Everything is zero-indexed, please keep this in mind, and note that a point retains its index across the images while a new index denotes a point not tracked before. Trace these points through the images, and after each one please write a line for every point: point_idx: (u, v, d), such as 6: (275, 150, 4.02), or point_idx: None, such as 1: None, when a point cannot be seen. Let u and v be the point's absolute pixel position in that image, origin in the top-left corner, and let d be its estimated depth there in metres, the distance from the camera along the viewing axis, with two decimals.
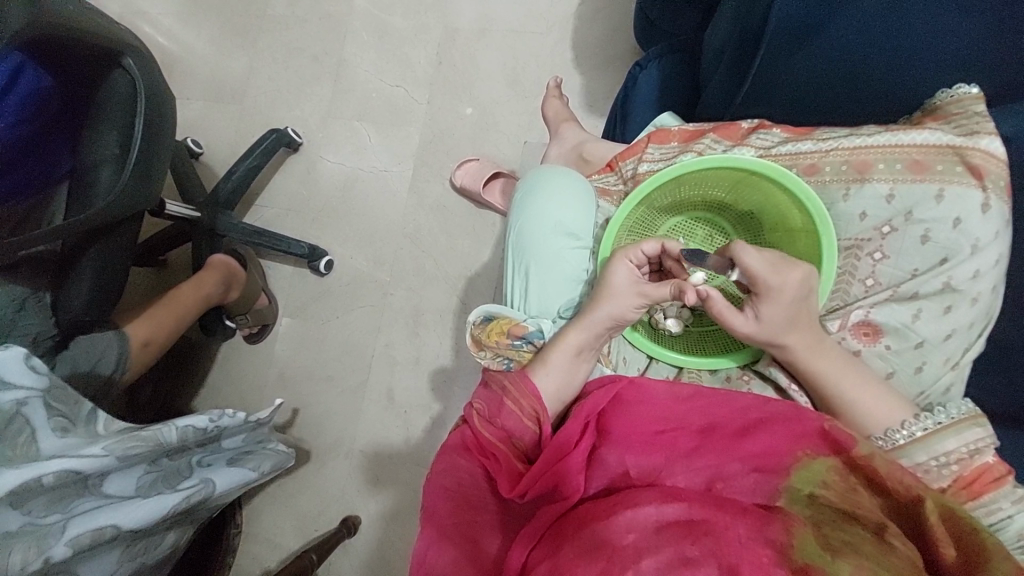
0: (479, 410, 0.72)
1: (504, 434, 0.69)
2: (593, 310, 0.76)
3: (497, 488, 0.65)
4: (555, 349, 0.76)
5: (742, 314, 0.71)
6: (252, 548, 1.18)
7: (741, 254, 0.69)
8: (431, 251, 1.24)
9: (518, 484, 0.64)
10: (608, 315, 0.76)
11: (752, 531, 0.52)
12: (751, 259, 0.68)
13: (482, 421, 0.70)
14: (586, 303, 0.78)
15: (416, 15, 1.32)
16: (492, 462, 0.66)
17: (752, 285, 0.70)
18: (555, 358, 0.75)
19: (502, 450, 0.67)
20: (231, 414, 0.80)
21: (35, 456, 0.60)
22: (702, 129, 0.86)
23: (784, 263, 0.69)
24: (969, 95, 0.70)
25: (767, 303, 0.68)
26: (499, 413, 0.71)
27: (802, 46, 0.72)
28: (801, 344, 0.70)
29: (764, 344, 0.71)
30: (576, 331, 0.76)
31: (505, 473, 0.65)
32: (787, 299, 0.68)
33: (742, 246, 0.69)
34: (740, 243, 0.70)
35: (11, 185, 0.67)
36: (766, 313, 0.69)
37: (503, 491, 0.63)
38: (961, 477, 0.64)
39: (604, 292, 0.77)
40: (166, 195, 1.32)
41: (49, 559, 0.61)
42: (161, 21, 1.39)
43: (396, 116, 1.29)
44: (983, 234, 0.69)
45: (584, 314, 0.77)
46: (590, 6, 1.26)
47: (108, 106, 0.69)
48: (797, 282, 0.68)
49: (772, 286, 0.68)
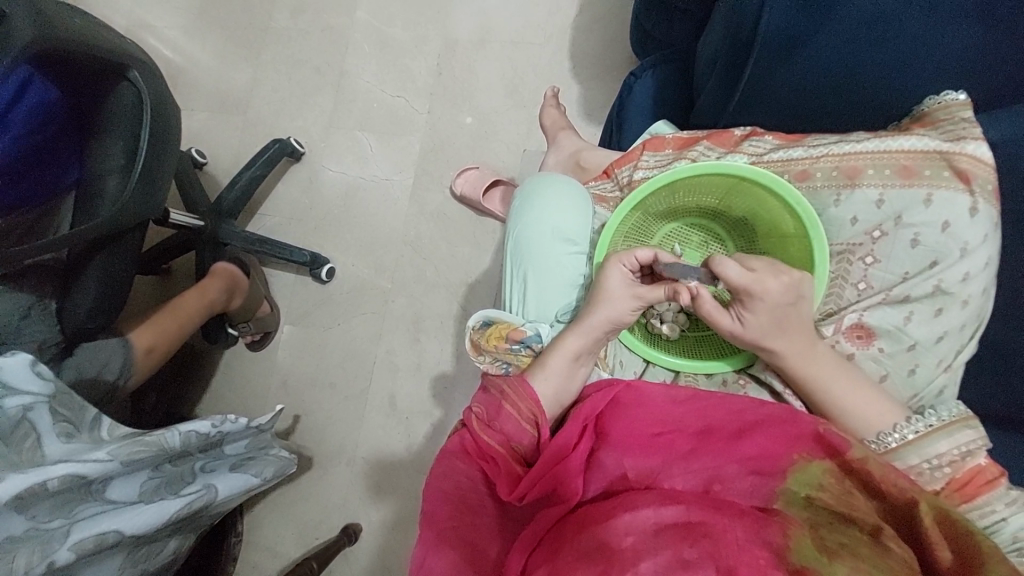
0: (478, 414, 0.73)
1: (505, 438, 0.70)
2: (591, 314, 0.78)
3: (496, 491, 0.66)
4: (555, 355, 0.77)
5: (729, 316, 0.73)
6: (253, 557, 1.19)
7: (720, 265, 0.71)
8: (431, 259, 1.25)
9: (517, 488, 0.64)
10: (605, 320, 0.77)
11: (749, 533, 0.53)
12: (731, 273, 0.70)
13: (481, 424, 0.72)
14: (584, 307, 0.79)
15: (416, 26, 1.34)
16: (492, 466, 0.67)
17: (736, 291, 0.71)
18: (554, 364, 0.76)
19: (502, 453, 0.68)
20: (234, 421, 0.83)
21: (40, 461, 0.61)
22: (696, 136, 0.87)
23: (767, 271, 0.70)
24: (955, 102, 0.72)
25: (752, 307, 0.70)
26: (498, 417, 0.72)
27: (791, 56, 0.73)
28: (791, 348, 0.71)
29: (753, 347, 0.73)
30: (576, 335, 0.77)
31: (503, 475, 0.66)
32: (771, 305, 0.70)
33: (721, 260, 0.71)
34: (721, 257, 0.71)
35: (20, 195, 0.69)
36: (751, 317, 0.71)
37: (502, 495, 0.64)
38: (954, 479, 0.65)
39: (602, 296, 0.78)
40: (171, 204, 1.33)
41: (54, 562, 0.62)
42: (166, 34, 1.42)
43: (397, 126, 1.31)
44: (971, 237, 0.70)
45: (581, 319, 0.78)
46: (587, 17, 1.28)
47: (114, 118, 0.70)
48: (777, 290, 0.69)
49: (754, 293, 0.69)
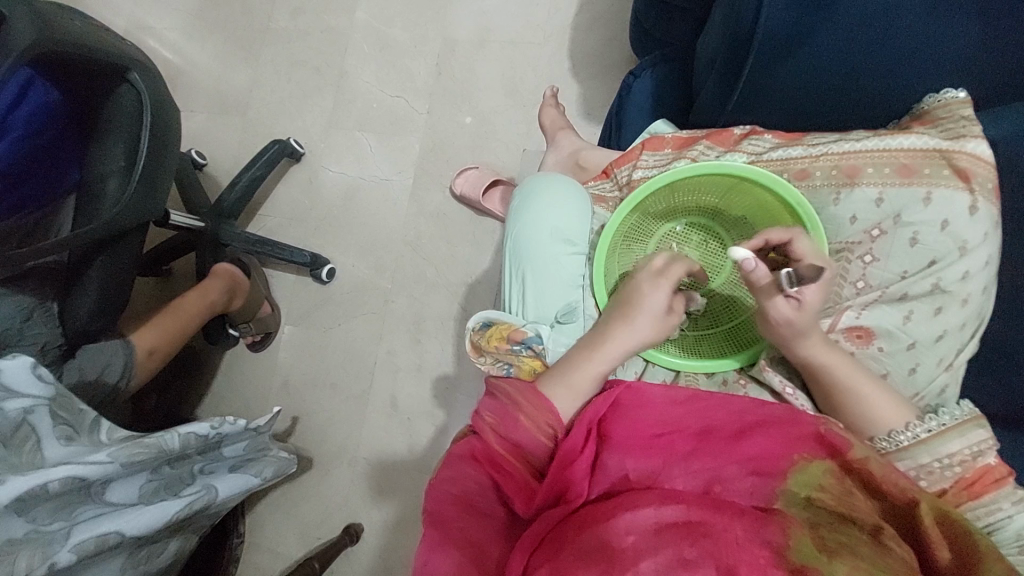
0: (490, 421, 0.68)
1: (518, 449, 0.66)
2: (619, 335, 0.76)
3: (507, 501, 0.63)
4: (580, 374, 0.73)
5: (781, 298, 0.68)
6: (255, 557, 1.20)
7: (791, 240, 0.72)
8: (431, 259, 1.25)
9: (532, 499, 0.62)
10: (632, 343, 0.76)
11: (749, 533, 0.53)
12: (801, 249, 0.71)
13: (495, 434, 0.67)
14: (607, 327, 0.77)
15: (416, 27, 1.34)
16: (504, 477, 0.64)
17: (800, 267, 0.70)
18: (579, 383, 0.73)
19: (515, 464, 0.65)
20: (232, 422, 0.82)
21: (40, 464, 0.62)
22: (695, 136, 0.87)
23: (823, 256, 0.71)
24: (956, 99, 0.72)
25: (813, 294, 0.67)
26: (513, 428, 0.67)
27: (789, 57, 0.73)
28: (819, 350, 0.70)
29: (800, 333, 0.69)
30: (598, 360, 0.75)
31: (517, 487, 0.63)
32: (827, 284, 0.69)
33: (799, 236, 0.71)
34: (795, 232, 0.72)
35: (24, 195, 0.69)
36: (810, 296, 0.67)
37: (517, 508, 0.61)
38: (963, 478, 0.65)
39: (638, 318, 0.76)
40: (172, 205, 1.34)
41: (55, 564, 0.62)
42: (167, 35, 1.42)
43: (397, 126, 1.31)
44: (971, 236, 0.70)
45: (600, 343, 0.76)
46: (587, 16, 1.28)
47: (115, 120, 0.69)
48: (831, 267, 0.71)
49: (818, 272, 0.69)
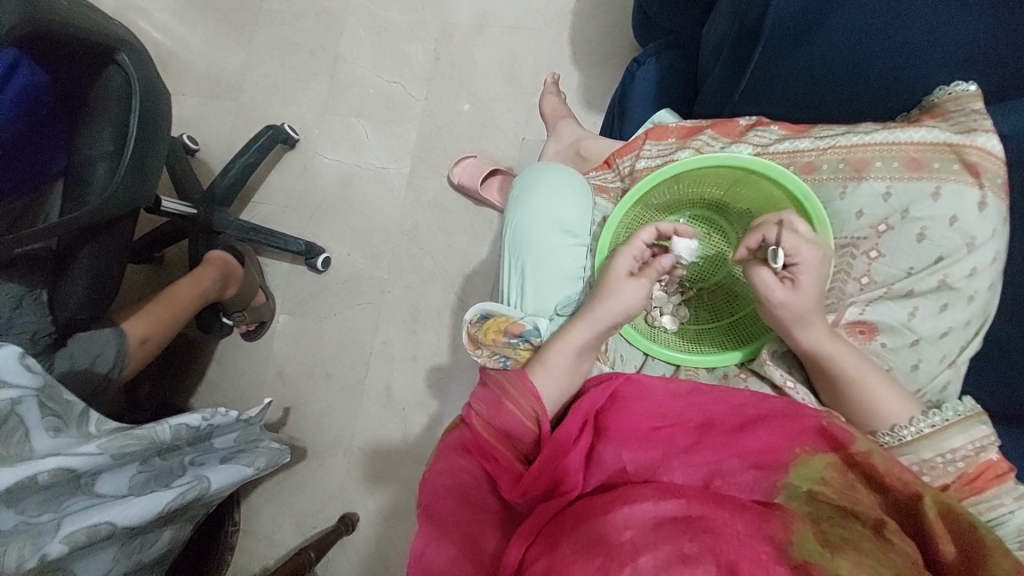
0: (478, 411, 0.70)
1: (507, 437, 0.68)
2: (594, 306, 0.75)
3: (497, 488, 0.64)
4: (555, 350, 0.74)
5: (779, 284, 0.70)
6: (250, 545, 1.19)
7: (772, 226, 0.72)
8: (429, 248, 1.24)
9: (519, 484, 0.63)
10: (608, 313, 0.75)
11: (750, 528, 0.52)
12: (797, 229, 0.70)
13: (483, 422, 0.69)
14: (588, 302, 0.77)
15: (414, 11, 1.32)
16: (493, 465, 0.65)
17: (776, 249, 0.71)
18: (555, 359, 0.74)
19: (505, 453, 0.67)
20: (223, 413, 0.81)
21: (28, 455, 0.60)
22: (700, 125, 0.86)
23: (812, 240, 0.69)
24: (967, 93, 0.70)
25: (803, 274, 0.69)
26: (500, 416, 0.69)
27: (798, 43, 0.73)
28: (823, 338, 0.69)
29: (794, 319, 0.69)
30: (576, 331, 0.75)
31: (506, 474, 0.64)
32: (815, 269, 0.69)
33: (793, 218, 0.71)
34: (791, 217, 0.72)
35: (10, 180, 0.67)
36: (805, 279, 0.69)
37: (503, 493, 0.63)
38: (966, 474, 0.64)
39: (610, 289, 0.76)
40: (164, 191, 1.32)
41: (46, 556, 0.61)
42: (157, 16, 1.39)
43: (394, 112, 1.29)
44: (979, 232, 0.70)
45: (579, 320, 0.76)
46: (589, 2, 1.26)
47: (104, 103, 0.67)
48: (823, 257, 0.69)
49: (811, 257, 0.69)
